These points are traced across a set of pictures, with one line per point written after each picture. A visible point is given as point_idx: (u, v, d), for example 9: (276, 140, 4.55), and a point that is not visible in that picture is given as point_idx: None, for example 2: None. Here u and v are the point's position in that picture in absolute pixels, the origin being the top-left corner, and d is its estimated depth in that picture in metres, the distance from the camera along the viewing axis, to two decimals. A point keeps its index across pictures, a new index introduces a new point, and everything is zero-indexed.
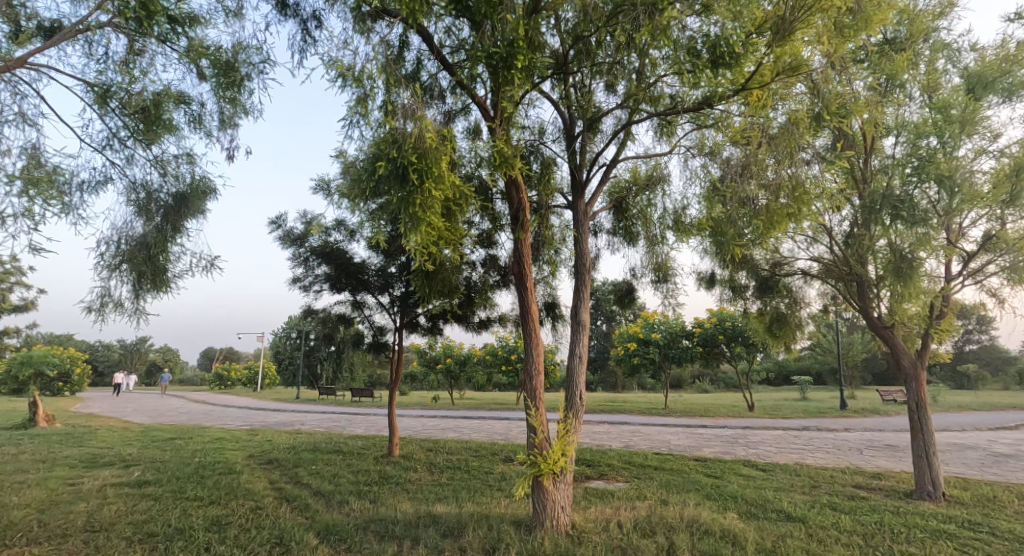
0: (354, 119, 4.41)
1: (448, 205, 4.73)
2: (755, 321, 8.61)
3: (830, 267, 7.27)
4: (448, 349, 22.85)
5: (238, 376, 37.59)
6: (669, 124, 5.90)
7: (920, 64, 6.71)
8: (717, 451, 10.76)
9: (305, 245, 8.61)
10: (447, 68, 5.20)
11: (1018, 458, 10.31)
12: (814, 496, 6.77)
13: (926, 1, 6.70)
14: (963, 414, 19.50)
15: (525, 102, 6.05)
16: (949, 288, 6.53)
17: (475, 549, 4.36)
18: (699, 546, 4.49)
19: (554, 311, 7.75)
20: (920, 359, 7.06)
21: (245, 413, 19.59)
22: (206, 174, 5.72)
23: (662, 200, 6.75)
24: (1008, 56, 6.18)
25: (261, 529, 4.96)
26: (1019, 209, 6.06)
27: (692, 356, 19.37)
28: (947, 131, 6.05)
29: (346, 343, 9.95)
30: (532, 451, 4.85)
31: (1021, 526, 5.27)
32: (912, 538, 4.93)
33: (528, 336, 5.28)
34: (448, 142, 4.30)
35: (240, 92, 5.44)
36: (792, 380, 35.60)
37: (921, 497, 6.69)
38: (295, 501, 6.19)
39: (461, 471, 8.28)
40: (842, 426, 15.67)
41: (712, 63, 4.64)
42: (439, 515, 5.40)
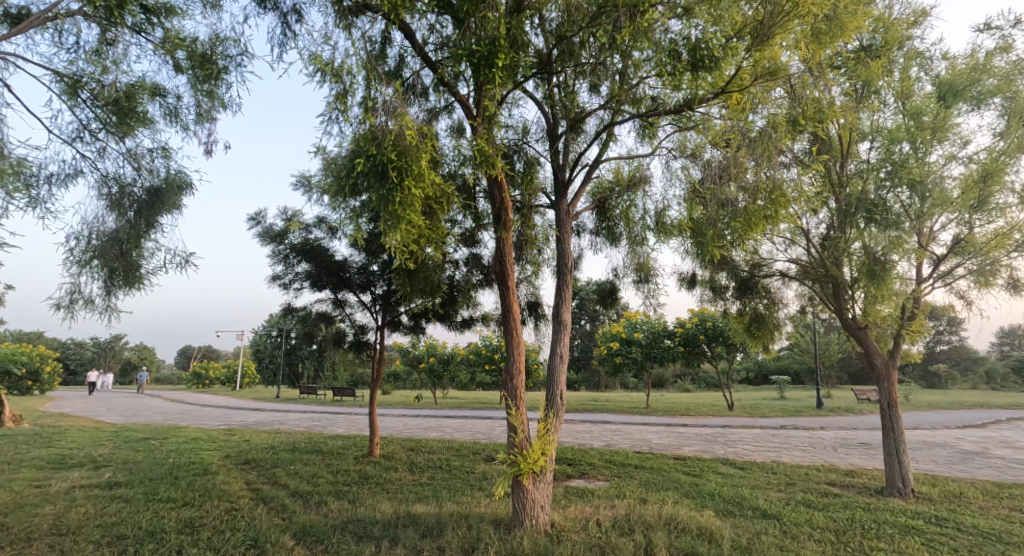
0: (333, 115, 4.35)
1: (429, 204, 4.71)
2: (735, 321, 8.73)
3: (808, 269, 7.39)
4: (431, 349, 22.79)
5: (216, 375, 36.97)
6: (651, 126, 5.94)
7: (894, 71, 6.88)
8: (697, 450, 10.91)
9: (285, 243, 8.48)
10: (429, 65, 5.15)
11: (985, 455, 10.61)
12: (789, 494, 6.90)
13: (901, 10, 6.86)
14: (934, 412, 20.05)
15: (509, 101, 6.05)
16: (920, 290, 6.69)
17: (454, 549, 4.35)
18: (676, 544, 4.53)
19: (537, 311, 7.77)
20: (892, 359, 7.22)
21: (223, 413, 19.27)
22: (181, 169, 5.59)
23: (644, 201, 6.79)
24: (977, 65, 6.37)
25: (236, 531, 4.89)
26: (986, 213, 6.24)
27: (674, 356, 19.59)
28: (919, 137, 6.20)
29: (327, 342, 9.84)
30: (512, 451, 4.85)
31: (984, 522, 5.43)
32: (882, 534, 5.05)
33: (510, 335, 5.26)
34: (429, 140, 4.28)
35: (217, 85, 5.33)
36: (770, 380, 36.24)
37: (891, 494, 6.86)
38: (271, 503, 6.09)
39: (442, 470, 8.25)
40: (818, 424, 16.01)
41: (692, 66, 4.70)
42: (419, 515, 5.38)
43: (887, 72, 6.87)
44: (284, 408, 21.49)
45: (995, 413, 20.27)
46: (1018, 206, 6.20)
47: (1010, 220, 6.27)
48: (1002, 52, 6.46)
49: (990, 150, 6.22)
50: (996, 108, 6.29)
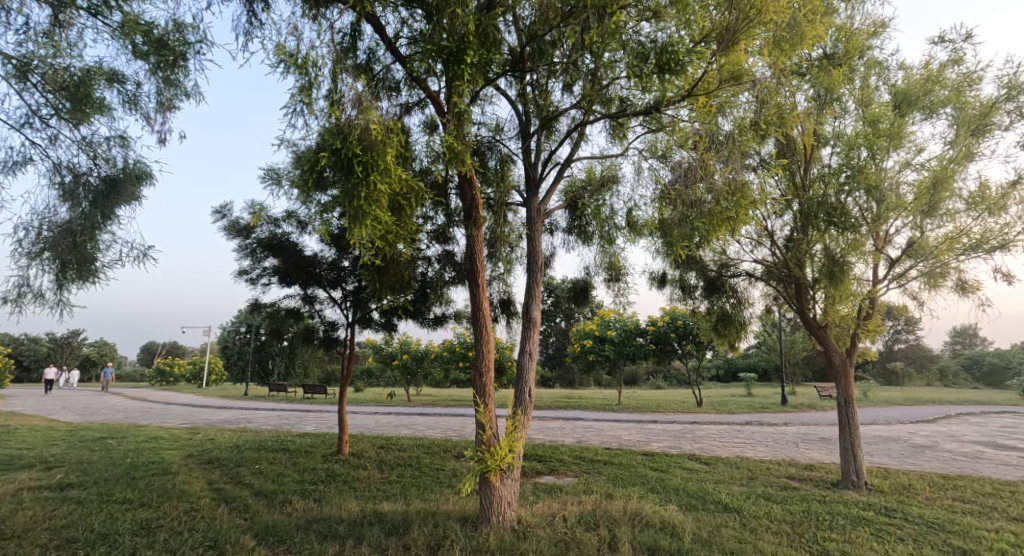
0: (297, 107, 4.27)
1: (398, 200, 4.68)
2: (703, 320, 8.94)
3: (771, 270, 7.58)
4: (405, 345, 22.72)
5: (181, 371, 35.90)
6: (621, 126, 6.01)
7: (855, 79, 7.13)
8: (665, 446, 11.14)
9: (251, 237, 8.26)
10: (400, 60, 5.08)
11: (934, 449, 11.12)
12: (750, 488, 7.11)
13: (862, 20, 7.10)
14: (889, 408, 20.93)
15: (482, 97, 6.04)
16: (876, 290, 6.94)
17: (419, 547, 4.34)
18: (639, 538, 4.62)
19: (510, 308, 7.81)
20: (849, 357, 7.50)
21: (188, 411, 18.78)
22: (141, 159, 5.41)
23: (615, 201, 6.87)
24: (930, 76, 6.65)
25: (194, 532, 4.76)
26: (937, 218, 6.51)
27: (646, 353, 19.84)
28: (876, 144, 6.45)
29: (296, 338, 9.65)
30: (480, 448, 4.86)
31: (929, 512, 5.71)
32: (835, 525, 5.26)
33: (479, 333, 5.25)
34: (395, 135, 4.25)
35: (176, 73, 5.17)
36: (738, 377, 37.26)
37: (846, 487, 7.13)
38: (233, 503, 5.95)
39: (412, 468, 8.20)
40: (782, 420, 16.51)
41: (658, 69, 4.76)
42: (386, 513, 5.35)
43: (849, 80, 7.11)
44: (251, 405, 20.96)
45: (945, 409, 21.27)
46: (966, 212, 6.51)
47: (959, 225, 6.58)
48: (954, 64, 6.76)
49: (940, 158, 6.49)
50: (947, 118, 6.59)
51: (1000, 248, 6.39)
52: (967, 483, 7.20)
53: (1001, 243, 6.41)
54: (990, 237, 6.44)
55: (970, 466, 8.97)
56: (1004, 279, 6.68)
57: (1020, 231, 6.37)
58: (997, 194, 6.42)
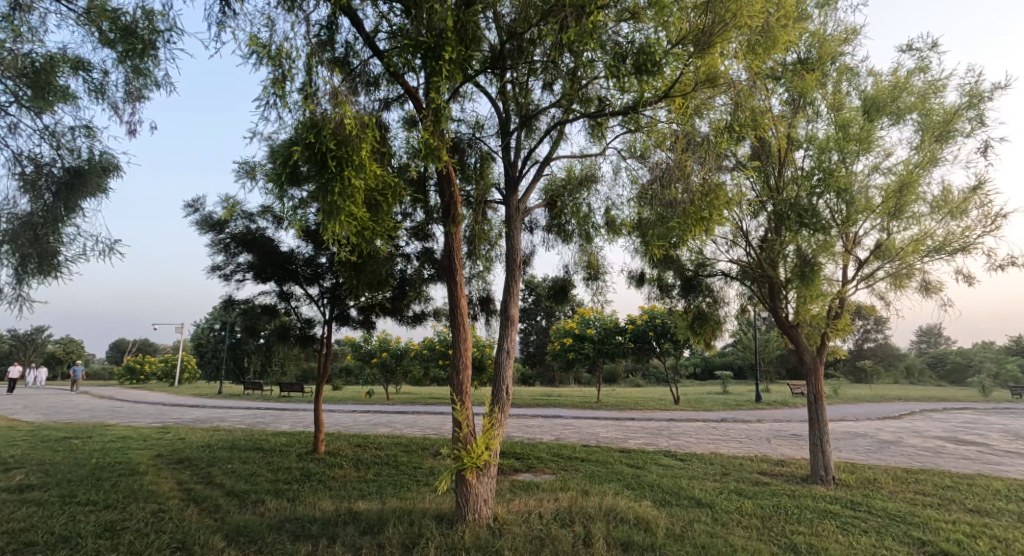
0: (270, 100, 4.19)
1: (374, 196, 4.63)
2: (680, 319, 9.06)
3: (746, 270, 7.71)
4: (384, 343, 22.50)
5: (152, 369, 34.94)
6: (600, 126, 6.03)
7: (828, 84, 7.30)
8: (642, 443, 11.27)
9: (225, 232, 8.07)
10: (378, 54, 5.01)
11: (899, 444, 11.49)
12: (723, 483, 7.25)
13: (834, 27, 7.27)
14: (857, 405, 21.56)
15: (461, 94, 6.00)
16: (845, 290, 7.12)
17: (394, 546, 4.32)
18: (613, 534, 4.67)
19: (489, 306, 7.85)
20: (819, 355, 7.68)
21: (158, 411, 18.27)
22: (108, 150, 5.25)
23: (593, 200, 6.93)
24: (897, 83, 6.85)
25: (161, 534, 4.65)
26: (903, 221, 6.71)
27: (624, 351, 20.05)
28: (846, 147, 6.62)
29: (271, 335, 9.50)
30: (456, 445, 4.84)
31: (892, 505, 5.90)
32: (803, 519, 5.39)
33: (457, 330, 5.23)
34: (370, 130, 4.21)
35: (146, 61, 5.02)
36: (714, 375, 37.92)
37: (814, 482, 7.32)
38: (203, 503, 5.83)
39: (389, 466, 8.14)
40: (755, 417, 16.86)
41: (635, 71, 4.80)
42: (361, 512, 5.30)
43: (822, 85, 7.27)
44: (224, 404, 20.52)
45: (910, 405, 21.99)
46: (930, 216, 6.73)
47: (924, 228, 6.79)
48: (920, 72, 6.98)
49: (906, 162, 6.70)
50: (913, 124, 6.80)
51: (962, 251, 6.63)
52: (929, 476, 7.46)
53: (962, 246, 6.65)
54: (952, 240, 6.68)
55: (932, 460, 9.30)
56: (965, 280, 6.93)
57: (980, 235, 6.61)
58: (959, 199, 6.66)
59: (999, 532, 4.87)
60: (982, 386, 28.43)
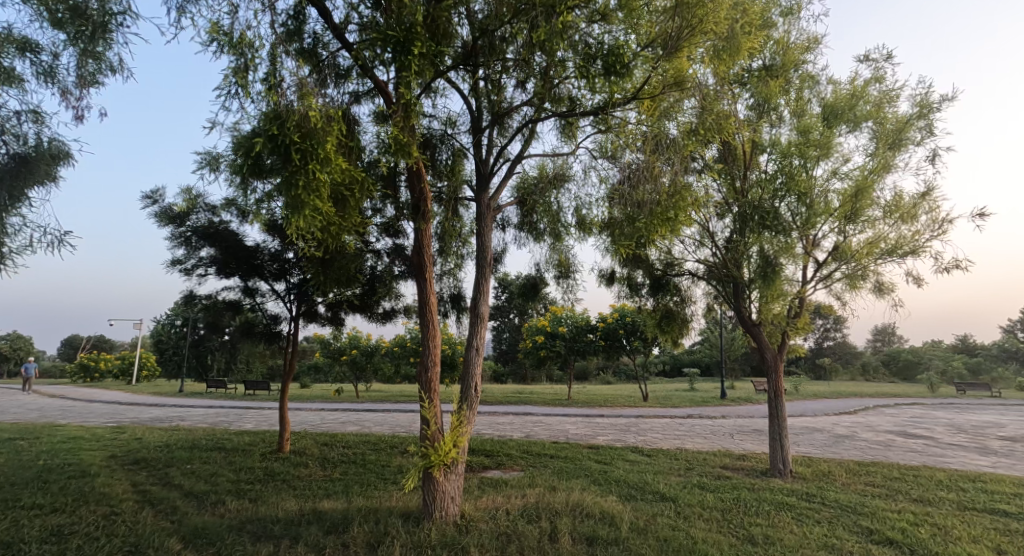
0: (232, 90, 4.09)
1: (342, 191, 4.57)
2: (648, 317, 9.23)
3: (712, 270, 7.88)
4: (354, 340, 22.18)
5: (108, 366, 33.54)
6: (571, 126, 6.07)
7: (791, 90, 7.52)
8: (610, 439, 11.47)
9: (186, 224, 7.80)
10: (348, 47, 4.91)
11: (852, 438, 12.01)
12: (686, 478, 7.43)
13: (798, 35, 7.50)
14: (816, 401, 22.38)
15: (433, 89, 5.96)
16: (805, 291, 7.37)
17: (358, 545, 4.28)
18: (578, 528, 4.74)
19: (460, 303, 7.84)
20: (780, 353, 7.93)
21: (114, 409, 17.54)
22: (57, 136, 5.02)
23: (564, 199, 6.99)
24: (855, 91, 7.13)
25: (112, 538, 4.48)
26: (858, 224, 7.00)
27: (595, 349, 20.29)
28: (807, 153, 6.86)
29: (235, 332, 9.26)
30: (424, 443, 4.82)
31: (844, 496, 6.16)
32: (760, 511, 5.57)
33: (426, 327, 5.20)
34: (337, 124, 4.15)
35: (97, 45, 4.82)
36: (682, 372, 38.71)
37: (773, 475, 7.57)
38: (159, 505, 5.65)
39: (357, 465, 8.05)
40: (720, 413, 17.33)
41: (604, 72, 4.85)
42: (325, 512, 5.23)
43: (785, 91, 7.49)
44: (186, 403, 19.91)
45: (864, 401, 22.90)
46: (884, 220, 7.03)
47: (878, 231, 7.08)
48: (876, 82, 7.28)
49: (862, 168, 6.97)
50: (868, 132, 7.08)
51: (911, 254, 6.96)
52: (878, 469, 7.82)
53: (911, 249, 6.98)
54: (903, 244, 7.00)
55: (882, 453, 9.74)
56: (914, 282, 7.27)
57: (928, 239, 6.95)
58: (909, 204, 6.99)
59: (940, 520, 5.14)
60: (930, 383, 29.86)
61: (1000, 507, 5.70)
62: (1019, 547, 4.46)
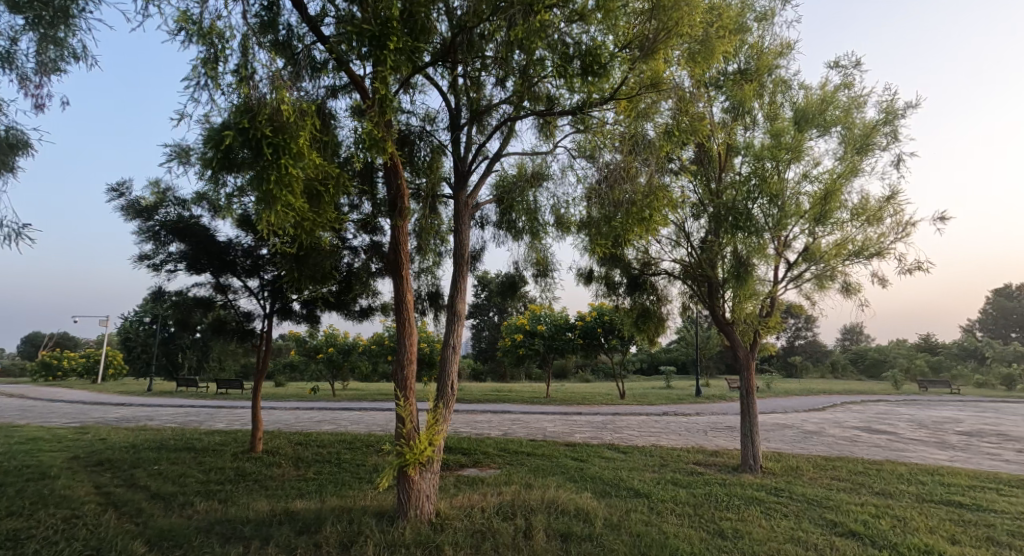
0: (201, 81, 3.99)
1: (316, 186, 4.50)
2: (625, 315, 9.32)
3: (687, 269, 7.99)
4: (330, 338, 21.88)
5: (71, 365, 32.37)
6: (549, 125, 6.09)
7: (764, 95, 7.66)
8: (587, 436, 11.56)
9: (154, 218, 7.57)
10: (323, 40, 4.83)
11: (820, 434, 12.36)
12: (660, 474, 7.54)
13: (772, 39, 7.65)
14: (787, 398, 22.93)
15: (411, 86, 5.92)
16: (776, 290, 7.53)
17: (331, 545, 4.23)
18: (553, 525, 4.78)
19: (437, 301, 7.83)
20: (752, 351, 8.10)
21: (77, 409, 16.91)
22: (16, 125, 4.85)
23: (542, 197, 7.01)
24: (825, 96, 7.31)
25: (73, 542, 4.35)
26: (827, 226, 7.19)
27: (574, 347, 20.43)
28: (779, 156, 7.00)
29: (206, 329, 9.05)
30: (399, 441, 4.79)
31: (811, 490, 6.32)
32: (731, 506, 5.68)
33: (402, 324, 5.16)
34: (310, 118, 4.08)
35: (59, 31, 4.65)
36: (658, 370, 39.25)
37: (744, 470, 7.73)
38: (124, 507, 5.49)
39: (331, 464, 7.96)
40: (694, 410, 17.63)
41: (582, 72, 4.85)
42: (298, 512, 5.16)
43: (759, 95, 7.63)
44: (154, 402, 19.36)
45: (832, 398, 23.58)
46: (852, 222, 7.22)
47: (846, 233, 7.28)
48: (845, 88, 7.48)
49: (831, 172, 7.16)
50: (837, 136, 7.26)
51: (877, 255, 7.19)
52: (843, 463, 8.06)
53: (877, 251, 7.20)
54: (869, 245, 7.22)
55: (848, 448, 10.04)
56: (880, 282, 7.49)
57: (893, 241, 7.18)
58: (875, 207, 7.21)
59: (900, 512, 5.32)
60: (895, 381, 30.80)
61: (956, 499, 5.93)
62: (972, 536, 4.65)
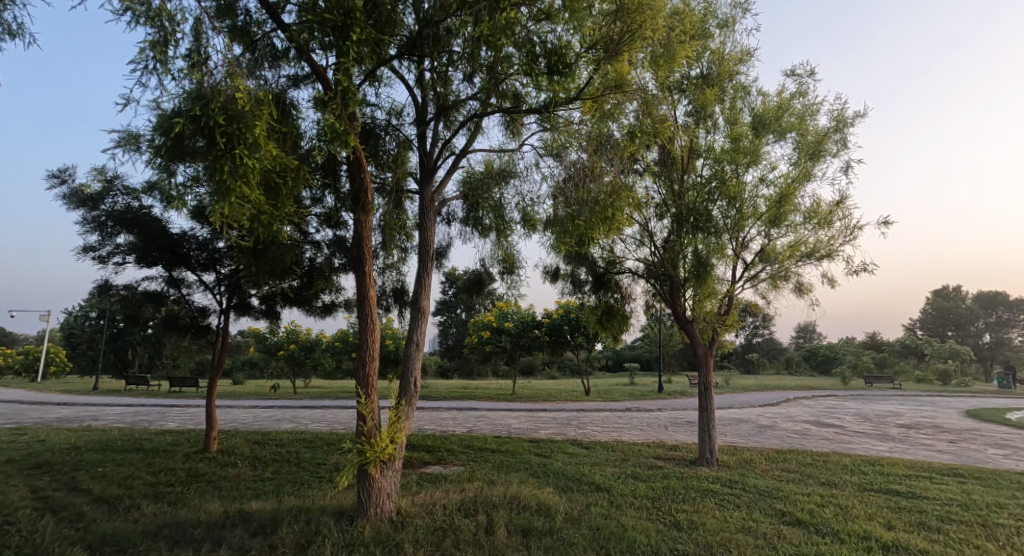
0: (149, 65, 3.83)
1: (275, 178, 4.38)
2: (591, 313, 9.43)
3: (650, 269, 8.14)
4: (292, 334, 21.31)
5: (8, 363, 30.47)
6: (515, 123, 6.10)
7: (725, 99, 7.85)
8: (551, 432, 11.68)
9: (100, 208, 7.21)
10: (283, 28, 4.69)
11: (773, 428, 12.85)
12: (621, 468, 7.69)
13: (733, 46, 7.86)
14: (743, 394, 23.73)
15: (376, 78, 5.83)
16: (733, 289, 7.77)
17: (286, 546, 4.14)
18: (514, 521, 4.81)
19: (402, 298, 7.76)
20: (711, 348, 8.35)
21: (13, 410, 15.92)
22: None
23: (509, 195, 7.02)
24: (781, 103, 7.57)
25: (5, 550, 4.12)
26: (781, 228, 7.46)
27: (540, 344, 20.58)
28: (738, 160, 7.20)
29: (158, 325, 8.69)
30: (360, 439, 4.72)
31: (762, 482, 6.57)
32: (687, 498, 5.84)
33: (364, 322, 5.07)
34: (267, 108, 3.96)
35: None
36: (622, 366, 39.99)
37: (701, 464, 7.96)
38: (63, 512, 5.23)
39: (290, 463, 7.78)
40: (656, 406, 18.03)
41: (547, 71, 4.86)
42: (252, 513, 5.02)
43: (720, 100, 7.82)
44: (101, 401, 18.45)
45: (786, 393, 24.54)
46: (805, 225, 7.52)
47: (799, 235, 7.57)
48: (800, 96, 7.76)
49: (786, 176, 7.44)
50: (792, 142, 7.53)
51: (827, 257, 7.51)
52: (793, 456, 8.41)
53: (827, 253, 7.54)
54: (820, 248, 7.54)
55: (798, 441, 10.48)
56: (830, 283, 7.83)
57: (841, 244, 7.52)
58: (826, 211, 7.53)
59: (843, 501, 5.59)
60: (844, 376, 32.24)
61: (893, 487, 6.28)
62: (906, 522, 4.93)
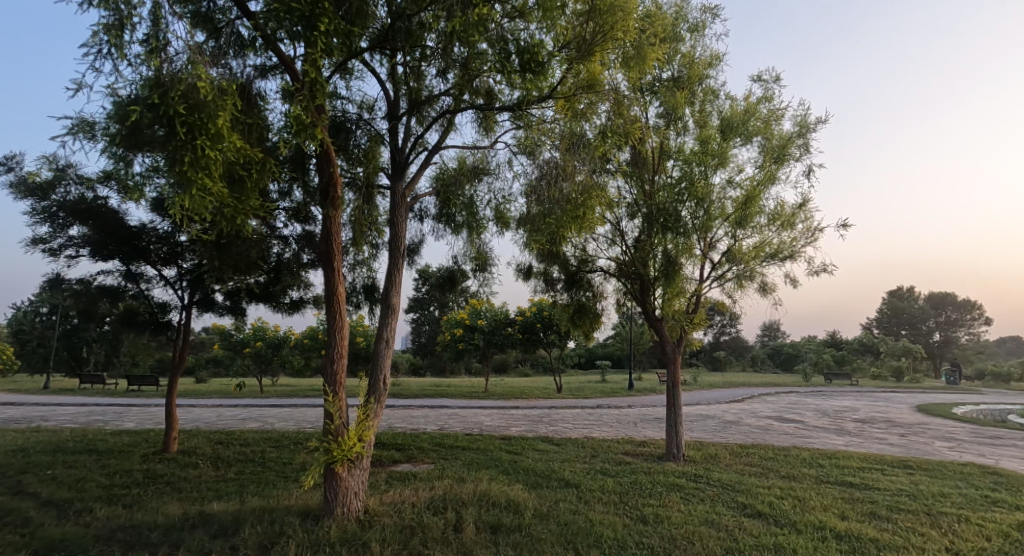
0: (102, 49, 3.67)
1: (239, 170, 4.25)
2: (563, 311, 9.49)
3: (621, 268, 8.24)
4: (258, 332, 20.76)
5: None
6: (487, 119, 6.09)
7: (695, 102, 8.00)
8: (522, 429, 11.73)
9: (49, 199, 6.86)
10: (249, 16, 4.56)
11: (738, 424, 13.21)
12: (590, 464, 7.79)
13: (704, 50, 8.00)
14: (711, 391, 24.28)
15: (348, 71, 5.74)
16: (701, 289, 7.93)
17: (249, 547, 4.05)
18: (483, 517, 4.81)
19: (372, 294, 7.66)
20: (678, 346, 8.50)
21: None
22: None
23: (482, 192, 7.00)
24: (748, 107, 7.76)
25: None
26: (747, 230, 7.66)
27: (513, 342, 20.61)
28: (706, 161, 7.35)
29: (114, 321, 8.35)
30: (327, 438, 4.64)
31: (726, 476, 6.75)
32: (653, 492, 5.95)
33: (332, 319, 4.98)
34: (231, 97, 3.84)
35: None
36: (594, 364, 40.42)
37: (668, 459, 8.12)
38: (8, 517, 4.99)
39: (255, 463, 7.60)
40: (626, 403, 18.29)
41: (520, 69, 4.86)
42: (213, 514, 4.89)
43: (690, 102, 7.96)
44: (52, 401, 17.62)
45: (751, 390, 25.24)
46: (769, 226, 7.73)
47: (764, 236, 7.78)
48: (766, 100, 7.96)
49: (751, 179, 7.63)
50: (758, 146, 7.74)
51: (790, 257, 7.75)
52: (756, 450, 8.66)
53: (790, 253, 7.76)
54: (783, 248, 7.77)
55: (761, 436, 10.80)
56: (792, 283, 8.08)
57: (803, 245, 7.77)
58: (790, 213, 7.76)
59: (800, 493, 5.79)
60: (805, 373, 33.36)
61: (848, 479, 6.53)
62: (858, 512, 5.13)
